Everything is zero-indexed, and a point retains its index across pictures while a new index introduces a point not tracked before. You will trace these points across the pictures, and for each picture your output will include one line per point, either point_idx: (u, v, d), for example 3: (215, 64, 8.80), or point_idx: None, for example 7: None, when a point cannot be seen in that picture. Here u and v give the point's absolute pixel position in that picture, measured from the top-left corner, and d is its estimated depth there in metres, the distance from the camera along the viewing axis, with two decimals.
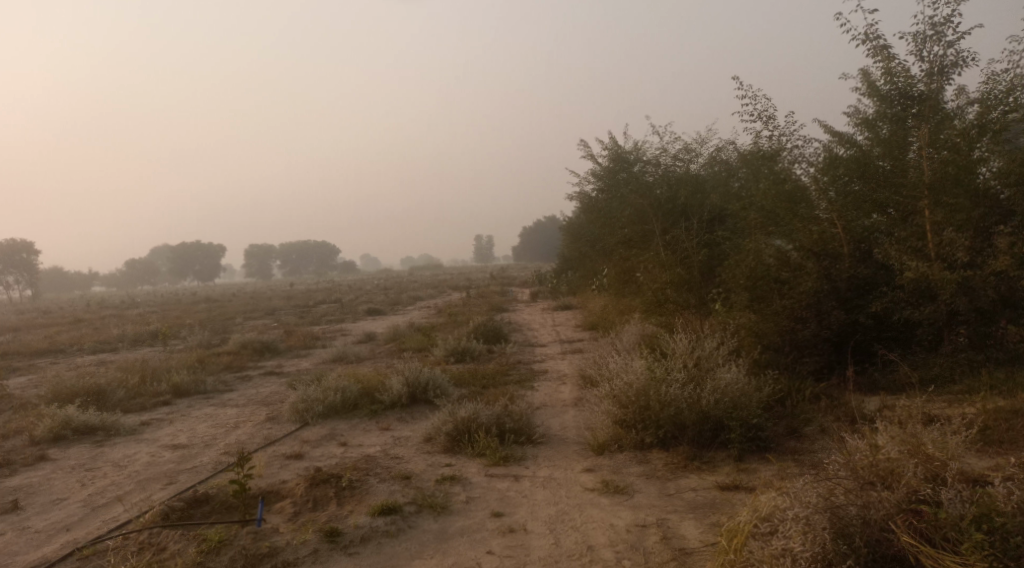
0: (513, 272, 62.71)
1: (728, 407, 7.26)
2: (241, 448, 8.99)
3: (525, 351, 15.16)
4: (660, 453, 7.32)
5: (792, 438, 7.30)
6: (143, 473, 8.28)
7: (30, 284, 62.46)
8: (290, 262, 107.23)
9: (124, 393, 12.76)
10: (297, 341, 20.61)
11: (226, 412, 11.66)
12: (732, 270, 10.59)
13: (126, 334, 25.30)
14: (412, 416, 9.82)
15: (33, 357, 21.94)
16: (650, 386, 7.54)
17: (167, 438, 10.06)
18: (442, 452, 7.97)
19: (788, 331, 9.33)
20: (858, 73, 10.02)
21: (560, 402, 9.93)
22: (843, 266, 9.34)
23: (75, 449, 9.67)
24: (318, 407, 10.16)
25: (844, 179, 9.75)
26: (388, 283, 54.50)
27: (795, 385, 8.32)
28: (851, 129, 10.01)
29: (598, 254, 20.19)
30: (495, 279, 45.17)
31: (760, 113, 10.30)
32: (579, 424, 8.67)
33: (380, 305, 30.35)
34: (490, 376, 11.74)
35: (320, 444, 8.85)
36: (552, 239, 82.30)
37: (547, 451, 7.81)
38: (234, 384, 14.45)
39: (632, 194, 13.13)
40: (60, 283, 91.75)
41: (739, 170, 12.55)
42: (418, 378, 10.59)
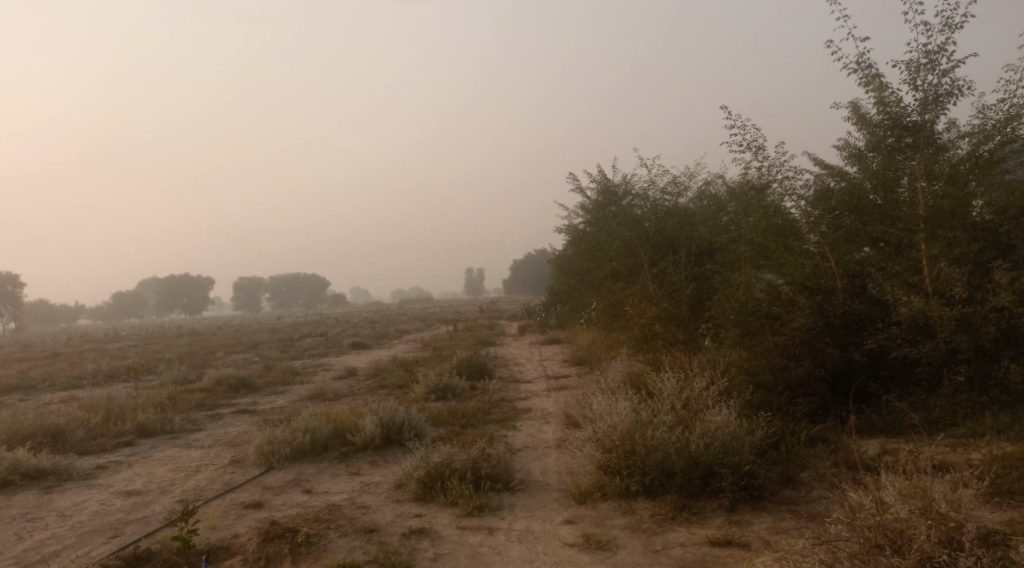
0: (502, 306, 62.20)
1: (719, 452, 6.73)
2: (198, 496, 8.37)
3: (510, 387, 14.60)
4: (646, 503, 6.77)
5: (788, 487, 6.77)
6: (88, 525, 7.66)
7: (14, 317, 61.32)
8: (279, 294, 106.44)
9: (85, 433, 12.11)
10: (275, 376, 19.94)
11: (190, 453, 11.03)
12: (721, 305, 10.11)
13: (100, 369, 24.58)
14: (384, 460, 9.23)
15: (0, 394, 21.17)
16: (635, 429, 7.00)
17: (122, 483, 9.43)
18: (411, 501, 7.39)
19: (781, 368, 8.82)
20: (850, 105, 9.70)
21: (542, 444, 9.37)
22: (836, 301, 8.92)
23: (21, 496, 9.02)
24: (285, 449, 9.56)
25: (835, 213, 9.32)
26: (375, 316, 53.92)
27: (790, 427, 7.81)
28: (843, 163, 9.67)
29: (587, 287, 19.74)
30: (483, 312, 44.62)
31: (749, 143, 9.93)
32: (560, 469, 8.11)
33: (365, 339, 29.73)
34: (472, 415, 11.17)
35: (283, 491, 8.25)
36: (542, 272, 81.99)
37: (525, 500, 7.24)
38: (204, 423, 13.81)
39: (619, 226, 12.59)
40: (43, 317, 90.60)
41: (729, 204, 12.32)
42: (392, 418, 10.02)
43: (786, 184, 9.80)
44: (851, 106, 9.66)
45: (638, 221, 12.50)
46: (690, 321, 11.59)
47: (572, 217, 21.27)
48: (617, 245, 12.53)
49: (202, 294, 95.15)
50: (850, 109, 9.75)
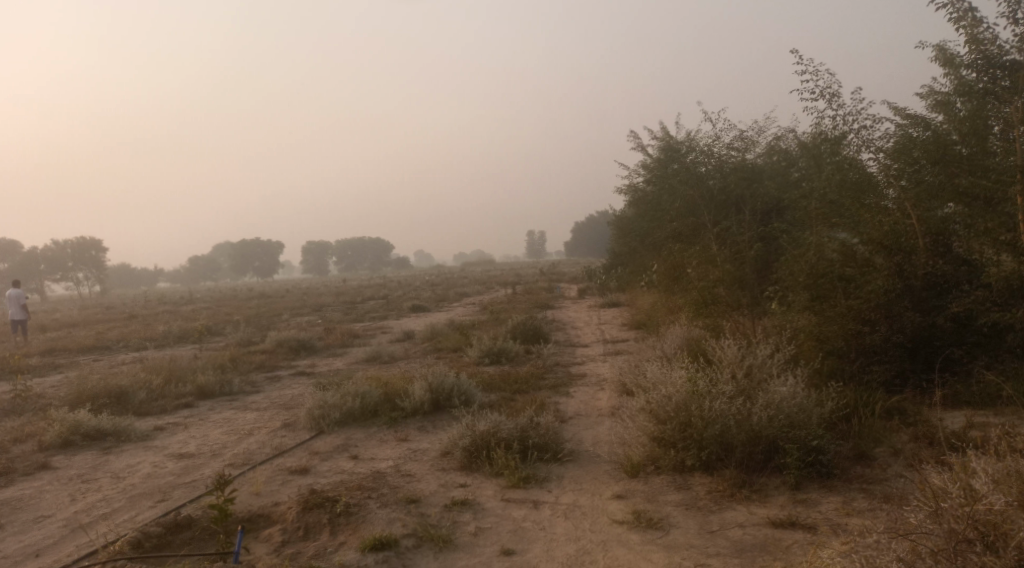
0: (563, 269, 61.70)
1: (784, 425, 6.28)
2: (247, 460, 8.33)
3: (566, 352, 14.25)
4: (703, 478, 6.36)
5: (859, 465, 6.27)
6: (138, 487, 7.67)
7: (97, 281, 63.65)
8: (344, 258, 108.17)
9: (146, 394, 12.30)
10: (335, 339, 20.03)
11: (245, 416, 11.06)
12: (789, 267, 9.51)
13: (171, 330, 25.21)
14: (433, 426, 9.04)
15: (76, 354, 21.86)
16: (691, 400, 6.56)
17: (176, 445, 9.48)
18: (456, 470, 7.15)
19: (854, 335, 8.24)
20: (937, 47, 8.92)
21: (596, 412, 9.02)
22: (918, 261, 8.24)
23: (79, 457, 9.15)
24: (335, 413, 9.45)
25: (918, 164, 8.58)
26: (436, 280, 54.17)
27: (863, 398, 7.26)
28: (927, 112, 8.91)
29: (648, 249, 19.13)
30: (544, 275, 44.28)
31: (823, 90, 9.19)
32: (613, 439, 7.76)
33: (424, 301, 29.70)
34: (525, 381, 10.87)
35: (330, 457, 8.13)
36: (604, 234, 80.99)
37: (574, 471, 6.91)
38: (262, 385, 13.90)
39: (681, 183, 12.03)
40: (123, 279, 94.49)
41: (801, 160, 11.77)
42: (442, 383, 9.81)
43: (863, 135, 9.05)
44: (940, 47, 8.82)
45: (702, 178, 11.95)
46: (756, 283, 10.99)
47: (633, 176, 20.59)
48: (678, 205, 12.07)
49: (271, 258, 97.28)
50: (935, 51, 8.97)
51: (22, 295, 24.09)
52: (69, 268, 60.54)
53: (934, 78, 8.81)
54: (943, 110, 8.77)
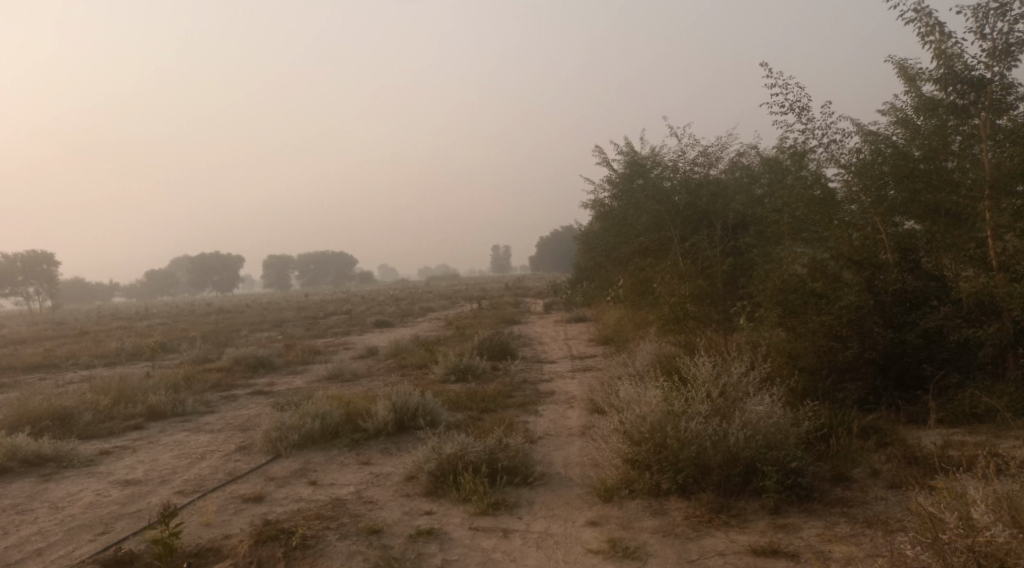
0: (527, 284, 61.56)
1: (762, 445, 6.05)
2: (198, 487, 7.86)
3: (533, 368, 13.94)
4: (678, 502, 6.09)
5: (839, 486, 6.06)
6: (78, 519, 7.17)
7: (49, 296, 61.85)
8: (306, 272, 106.76)
9: (93, 416, 11.69)
10: (295, 355, 19.47)
11: (198, 438, 10.55)
12: (759, 282, 9.35)
13: (124, 347, 24.33)
14: (396, 448, 8.66)
15: (22, 373, 20.95)
16: (666, 421, 6.30)
17: (123, 471, 8.96)
18: (421, 497, 6.79)
19: (827, 352, 8.08)
20: (899, 64, 8.92)
21: (565, 431, 8.72)
22: (888, 276, 8.10)
23: (16, 484, 8.59)
24: (293, 436, 9.01)
25: (884, 180, 8.42)
26: (400, 294, 53.57)
27: (839, 416, 7.07)
28: (889, 128, 8.86)
29: (615, 265, 18.98)
30: (508, 289, 44.03)
31: (792, 104, 9.09)
32: (585, 461, 7.47)
33: (388, 317, 29.14)
34: (491, 399, 10.54)
35: (287, 483, 7.70)
36: (568, 248, 81.12)
37: (545, 496, 6.60)
38: (217, 405, 13.34)
39: (648, 199, 12.13)
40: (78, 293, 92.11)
41: (764, 176, 11.85)
42: (406, 402, 9.43)
43: (832, 149, 8.95)
44: (903, 64, 8.77)
45: (668, 194, 12.05)
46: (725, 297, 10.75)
47: (599, 192, 20.47)
48: (645, 220, 12.13)
49: (231, 272, 95.54)
50: (897, 68, 8.97)
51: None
52: (19, 283, 58.61)
53: (897, 96, 8.81)
54: (904, 127, 8.74)
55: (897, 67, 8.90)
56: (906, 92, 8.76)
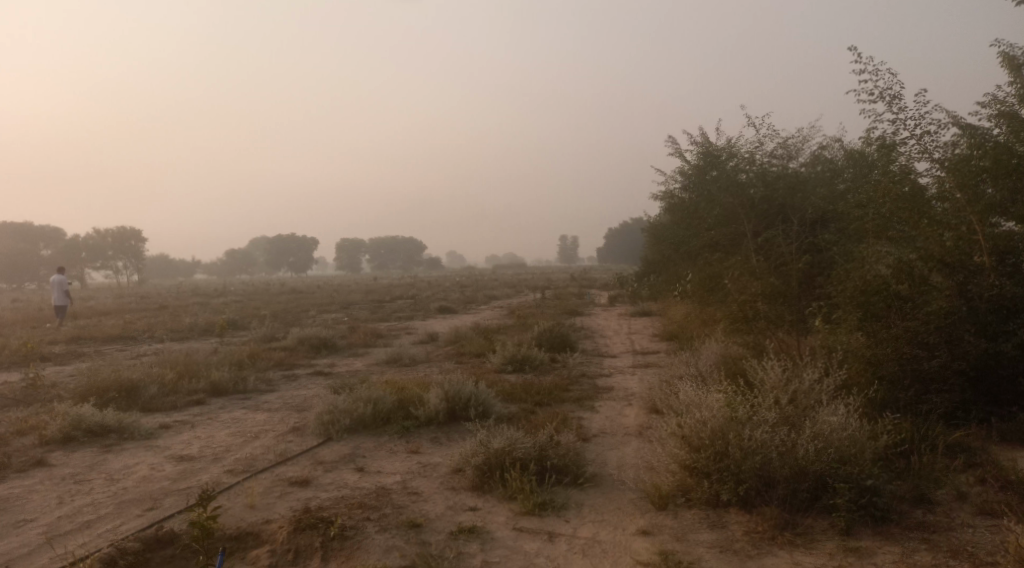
0: (594, 275, 60.90)
1: (834, 459, 5.69)
2: (249, 467, 7.85)
3: (593, 362, 13.60)
4: (739, 516, 5.69)
5: (919, 509, 5.60)
6: (130, 492, 7.23)
7: (133, 270, 64.43)
8: (377, 256, 108.41)
9: (157, 389, 11.88)
10: (357, 338, 19.55)
11: (255, 416, 10.59)
12: (837, 283, 8.80)
13: (196, 323, 24.94)
14: (447, 438, 8.49)
15: (101, 343, 21.68)
16: (729, 427, 5.92)
17: (179, 446, 9.03)
18: (467, 491, 6.58)
19: (911, 360, 7.51)
20: (1002, 54, 8.27)
21: (622, 430, 8.39)
22: (985, 281, 7.52)
23: (77, 454, 8.74)
24: (345, 420, 8.93)
25: (981, 178, 7.76)
26: (465, 281, 53.69)
27: (921, 429, 6.53)
28: (988, 123, 8.16)
29: (683, 258, 18.36)
30: (573, 280, 43.59)
31: (882, 91, 8.42)
32: (640, 463, 7.13)
33: (452, 303, 29.06)
34: (548, 393, 10.25)
35: (335, 468, 7.61)
36: (637, 241, 80.02)
37: (595, 499, 6.31)
38: (277, 384, 13.45)
39: (722, 191, 11.86)
40: (161, 269, 95.79)
41: (847, 171, 11.30)
42: (459, 392, 9.23)
43: (924, 142, 8.30)
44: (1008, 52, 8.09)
45: (743, 186, 11.76)
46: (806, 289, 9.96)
47: (671, 183, 19.82)
48: (717, 213, 11.87)
49: (305, 254, 97.65)
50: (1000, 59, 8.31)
51: (63, 281, 25.78)
52: (108, 257, 61.10)
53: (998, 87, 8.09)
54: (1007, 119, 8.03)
55: (1000, 57, 8.23)
56: (1009, 83, 8.08)
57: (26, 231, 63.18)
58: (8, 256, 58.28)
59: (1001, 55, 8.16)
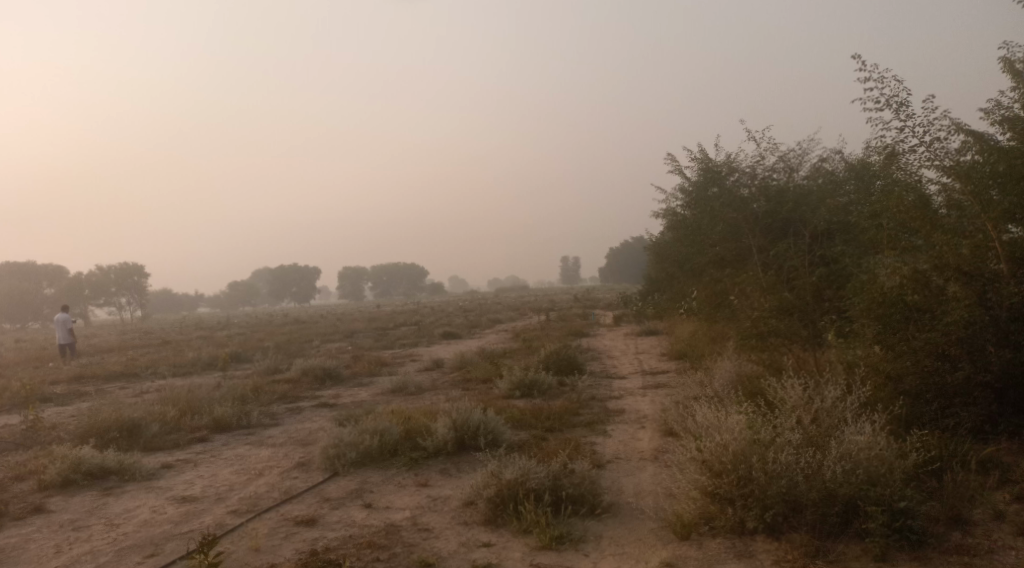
0: (598, 295, 60.64)
1: (863, 480, 5.45)
2: (253, 507, 7.60)
3: (602, 384, 13.35)
4: (766, 544, 5.44)
5: (956, 531, 5.34)
6: (131, 538, 6.99)
7: (137, 306, 64.34)
8: (379, 283, 108.31)
9: (159, 428, 11.63)
10: (362, 367, 19.32)
11: (259, 452, 10.33)
12: (851, 296, 8.58)
13: (199, 357, 24.71)
14: (457, 469, 8.23)
15: (104, 382, 21.44)
16: (752, 450, 5.69)
17: (181, 487, 8.78)
18: (479, 526, 6.33)
19: (932, 373, 7.30)
20: (1003, 60, 8.17)
21: (636, 455, 8.13)
22: (1006, 288, 7.17)
23: (76, 498, 8.48)
24: (351, 453, 8.68)
25: (993, 184, 7.54)
26: (468, 305, 53.46)
27: (950, 446, 6.29)
28: (992, 130, 8.02)
29: (688, 275, 18.17)
30: (577, 301, 43.33)
31: (889, 99, 8.25)
32: (659, 489, 6.87)
33: (456, 328, 28.86)
34: (557, 418, 9.99)
35: (342, 505, 7.36)
36: (639, 259, 79.84)
37: (614, 530, 6.05)
38: (281, 417, 13.19)
39: (724, 207, 11.83)
40: (164, 304, 95.86)
41: (849, 183, 11.18)
42: (468, 420, 8.98)
43: (933, 149, 8.11)
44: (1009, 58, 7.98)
45: (746, 202, 11.74)
46: (819, 300, 9.74)
47: (671, 201, 19.71)
48: (720, 229, 11.84)
49: (308, 283, 97.63)
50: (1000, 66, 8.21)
51: (69, 318, 25.73)
52: (111, 293, 61.04)
53: (1001, 93, 7.97)
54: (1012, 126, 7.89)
55: (1001, 64, 8.12)
56: (1012, 89, 7.98)
57: (29, 270, 63.19)
58: (11, 295, 58.28)
59: (1002, 62, 8.07)
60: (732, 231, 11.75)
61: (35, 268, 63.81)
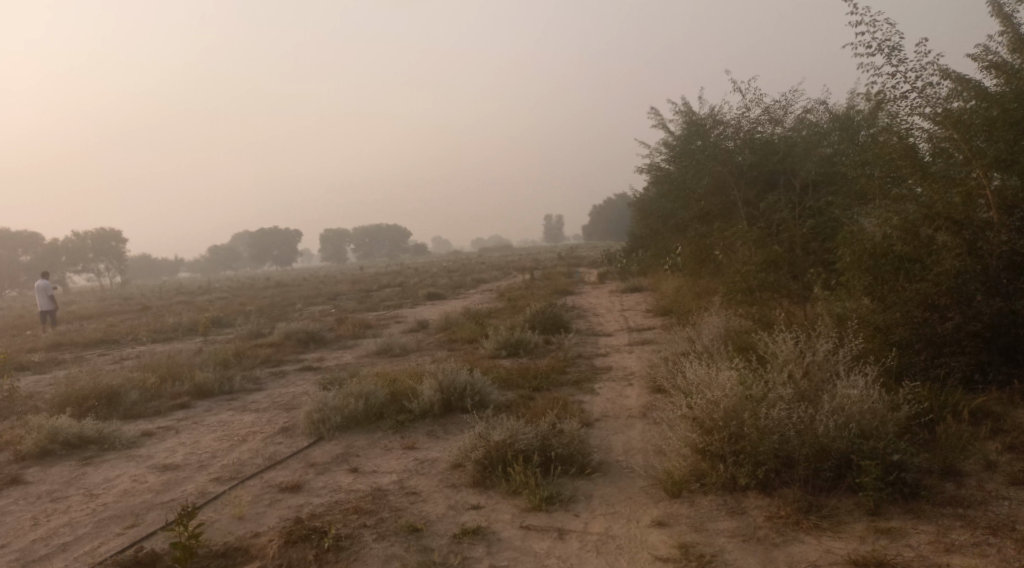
0: (581, 253, 60.54)
1: (856, 433, 5.37)
2: (236, 474, 7.45)
3: (589, 342, 13.25)
4: (759, 500, 5.37)
5: (949, 482, 5.30)
6: (111, 508, 6.84)
7: (116, 273, 63.52)
8: (362, 245, 107.60)
9: (140, 395, 11.41)
10: (346, 330, 19.14)
11: (242, 418, 10.17)
12: (840, 248, 8.46)
13: (180, 323, 24.38)
14: (444, 431, 8.12)
15: (83, 349, 21.11)
16: (743, 406, 5.59)
17: (162, 455, 8.61)
18: (468, 488, 6.22)
19: (922, 324, 7.22)
20: (992, 4, 7.97)
21: (625, 412, 8.04)
22: (997, 237, 7.06)
23: (54, 469, 8.29)
24: (336, 417, 8.53)
25: (985, 130, 7.37)
26: (452, 265, 53.21)
27: (942, 397, 6.23)
28: (982, 76, 7.84)
29: (672, 231, 18.05)
30: (561, 259, 43.21)
31: (880, 44, 8.04)
32: (649, 447, 6.79)
33: (439, 288, 28.68)
34: (544, 376, 9.88)
35: (327, 469, 7.23)
36: (622, 216, 79.66)
37: (605, 489, 5.97)
38: (264, 382, 13.00)
39: (709, 161, 11.72)
40: (144, 269, 94.82)
41: (835, 134, 11.01)
42: (454, 382, 8.84)
43: (924, 96, 7.91)
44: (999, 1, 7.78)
45: (731, 154, 11.66)
46: (807, 253, 9.62)
47: (654, 156, 19.51)
48: (705, 182, 11.83)
49: (290, 247, 96.79)
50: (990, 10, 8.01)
51: (48, 285, 25.27)
52: (90, 260, 60.19)
53: (991, 37, 7.78)
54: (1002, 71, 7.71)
55: (991, 7, 7.92)
56: (1002, 33, 7.79)
57: (4, 237, 62.04)
58: None
59: (991, 5, 7.87)
60: (718, 185, 11.80)
61: (10, 235, 62.67)
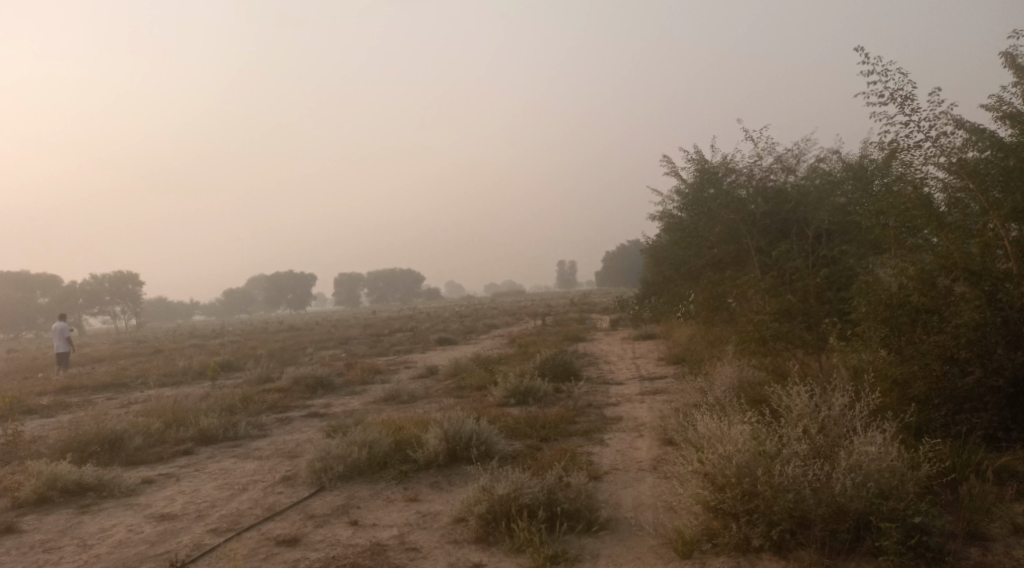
0: (594, 299, 60.34)
1: (875, 493, 5.14)
2: (234, 525, 7.26)
3: (599, 390, 13.02)
4: (774, 563, 5.11)
5: (974, 547, 5.04)
6: (104, 560, 6.65)
7: (131, 315, 63.87)
8: (375, 290, 107.90)
9: (143, 441, 11.25)
10: (355, 375, 18.97)
11: (244, 465, 9.98)
12: (856, 298, 8.27)
13: (190, 366, 24.30)
14: (448, 483, 7.90)
15: (92, 392, 21.04)
16: (756, 462, 5.38)
17: (161, 503, 8.42)
18: (470, 544, 6.00)
19: (941, 378, 7.00)
20: (1005, 54, 7.92)
21: (635, 465, 7.80)
22: (1016, 288, 6.88)
23: (51, 517, 8.12)
24: (338, 466, 8.33)
25: (1000, 180, 7.24)
26: (464, 310, 53.12)
27: (964, 455, 5.98)
28: (997, 125, 7.75)
29: (685, 278, 17.89)
30: (573, 305, 43.00)
31: (892, 93, 7.98)
32: (659, 502, 6.54)
33: (451, 334, 28.52)
34: (553, 426, 9.66)
35: (327, 521, 7.03)
36: (636, 263, 79.54)
37: (612, 547, 5.73)
38: (269, 428, 12.81)
39: (722, 208, 11.61)
40: (159, 312, 95.42)
41: (848, 183, 10.91)
42: (459, 431, 8.64)
43: (939, 144, 7.81)
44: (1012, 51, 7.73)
45: (744, 202, 11.55)
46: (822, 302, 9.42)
47: (666, 203, 19.47)
48: (718, 230, 11.69)
49: (303, 290, 97.17)
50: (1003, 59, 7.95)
51: (64, 327, 25.36)
52: (106, 302, 60.57)
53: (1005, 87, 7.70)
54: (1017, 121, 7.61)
55: (1004, 58, 7.87)
56: (1016, 82, 7.71)
57: (22, 279, 62.68)
58: (4, 305, 57.74)
59: (1004, 56, 7.81)
60: (731, 232, 11.64)
61: (28, 277, 63.31)
